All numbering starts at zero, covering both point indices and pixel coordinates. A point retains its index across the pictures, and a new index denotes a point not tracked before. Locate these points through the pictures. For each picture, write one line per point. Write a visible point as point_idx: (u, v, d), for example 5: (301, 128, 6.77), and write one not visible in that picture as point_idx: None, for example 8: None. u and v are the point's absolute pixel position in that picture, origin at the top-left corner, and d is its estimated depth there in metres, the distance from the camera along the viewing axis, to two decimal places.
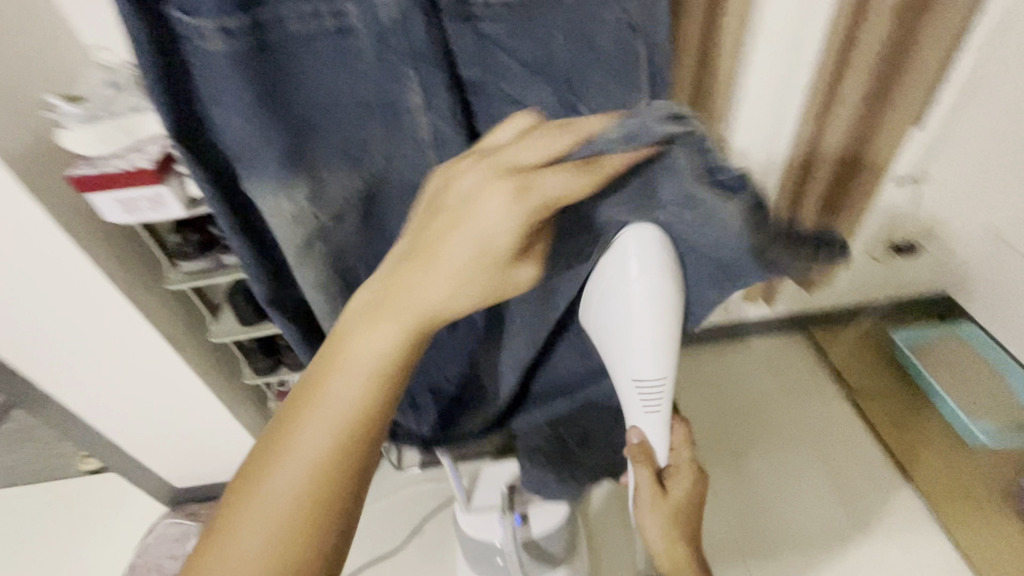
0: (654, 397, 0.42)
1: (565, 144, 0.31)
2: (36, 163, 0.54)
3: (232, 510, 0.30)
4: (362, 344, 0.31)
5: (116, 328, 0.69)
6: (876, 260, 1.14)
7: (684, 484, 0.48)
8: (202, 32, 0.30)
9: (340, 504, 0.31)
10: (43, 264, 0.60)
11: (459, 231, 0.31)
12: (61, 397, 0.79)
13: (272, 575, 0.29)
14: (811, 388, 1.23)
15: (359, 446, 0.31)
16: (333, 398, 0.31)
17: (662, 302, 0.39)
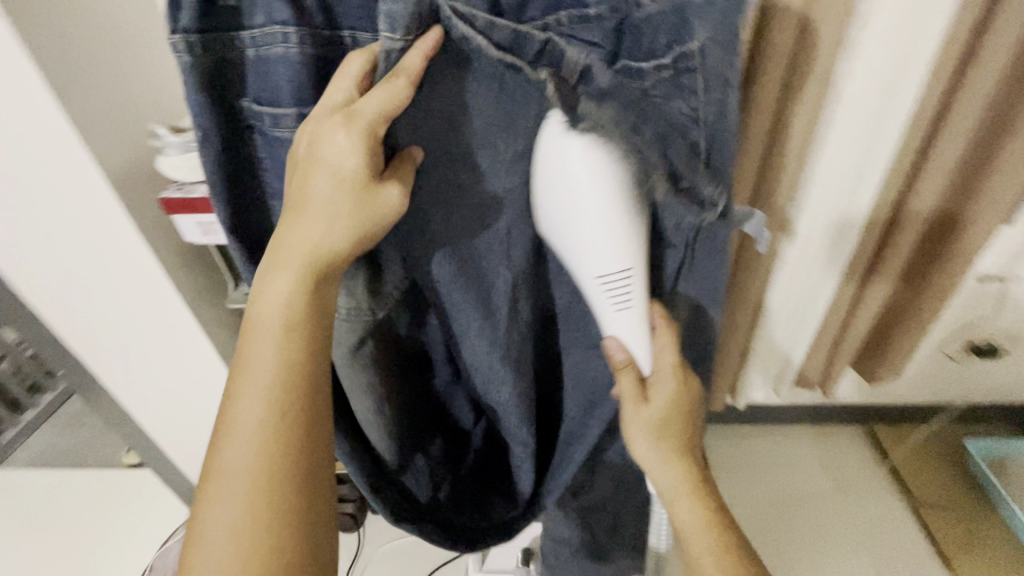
0: (621, 291, 0.43)
1: (400, 90, 0.37)
2: (132, 181, 0.60)
3: (217, 456, 0.39)
4: (267, 296, 0.40)
5: (180, 338, 0.74)
6: (951, 358, 1.05)
7: (665, 390, 0.50)
8: (278, 120, 0.41)
9: (292, 426, 0.40)
10: (127, 274, 0.65)
11: (320, 167, 0.39)
12: (119, 395, 0.84)
13: (255, 488, 0.38)
14: (864, 487, 1.14)
15: (298, 397, 0.40)
16: (257, 364, 0.40)
17: (611, 194, 0.39)
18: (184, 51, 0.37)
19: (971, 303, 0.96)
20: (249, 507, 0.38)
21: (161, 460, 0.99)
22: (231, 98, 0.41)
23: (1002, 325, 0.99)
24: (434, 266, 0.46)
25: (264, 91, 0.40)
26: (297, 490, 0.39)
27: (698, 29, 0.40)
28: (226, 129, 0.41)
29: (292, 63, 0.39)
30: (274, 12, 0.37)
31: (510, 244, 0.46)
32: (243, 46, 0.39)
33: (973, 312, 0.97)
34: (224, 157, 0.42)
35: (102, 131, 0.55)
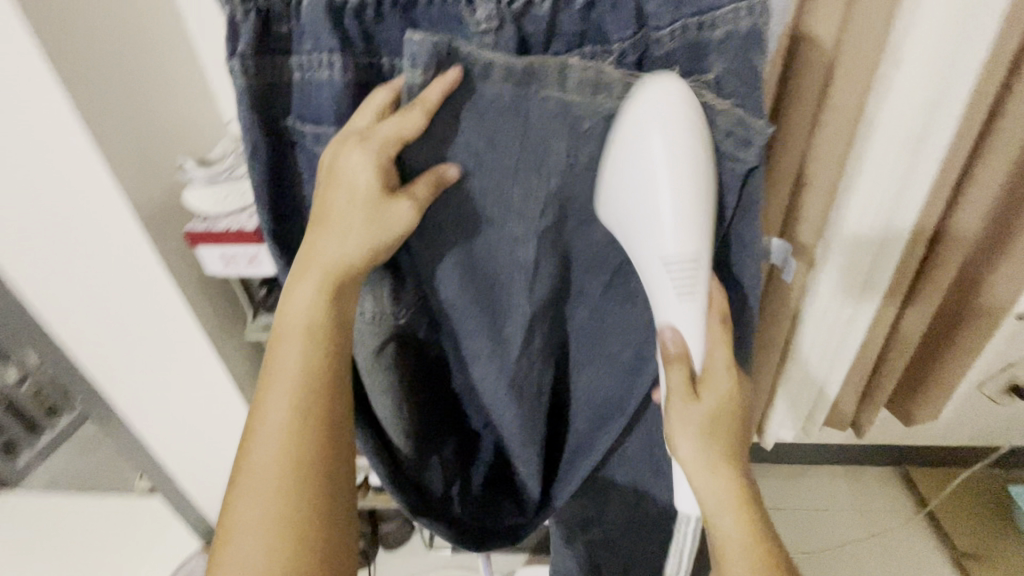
0: (686, 279, 0.39)
1: (413, 121, 0.36)
2: (158, 210, 0.60)
3: (239, 465, 0.39)
4: (296, 300, 0.40)
5: (198, 368, 0.73)
6: (991, 398, 1.00)
7: (720, 388, 0.42)
8: (321, 140, 0.41)
9: (319, 436, 0.39)
10: (150, 304, 0.65)
11: (337, 188, 0.38)
12: (136, 424, 0.84)
13: (280, 499, 0.37)
14: (901, 535, 1.07)
15: (322, 401, 0.40)
16: (283, 366, 0.40)
17: (689, 165, 0.36)
18: (239, 74, 0.37)
19: (1012, 341, 0.91)
20: (273, 510, 0.37)
21: (173, 488, 0.98)
22: (279, 119, 0.40)
23: None
24: (439, 272, 0.43)
25: (310, 112, 0.40)
26: (320, 497, 0.38)
27: (714, 62, 0.38)
28: (272, 149, 0.41)
29: (337, 88, 0.38)
30: (321, 38, 0.37)
31: (526, 262, 0.42)
32: (291, 69, 0.38)
33: (1014, 351, 0.93)
34: (270, 176, 0.41)
35: (131, 161, 0.56)
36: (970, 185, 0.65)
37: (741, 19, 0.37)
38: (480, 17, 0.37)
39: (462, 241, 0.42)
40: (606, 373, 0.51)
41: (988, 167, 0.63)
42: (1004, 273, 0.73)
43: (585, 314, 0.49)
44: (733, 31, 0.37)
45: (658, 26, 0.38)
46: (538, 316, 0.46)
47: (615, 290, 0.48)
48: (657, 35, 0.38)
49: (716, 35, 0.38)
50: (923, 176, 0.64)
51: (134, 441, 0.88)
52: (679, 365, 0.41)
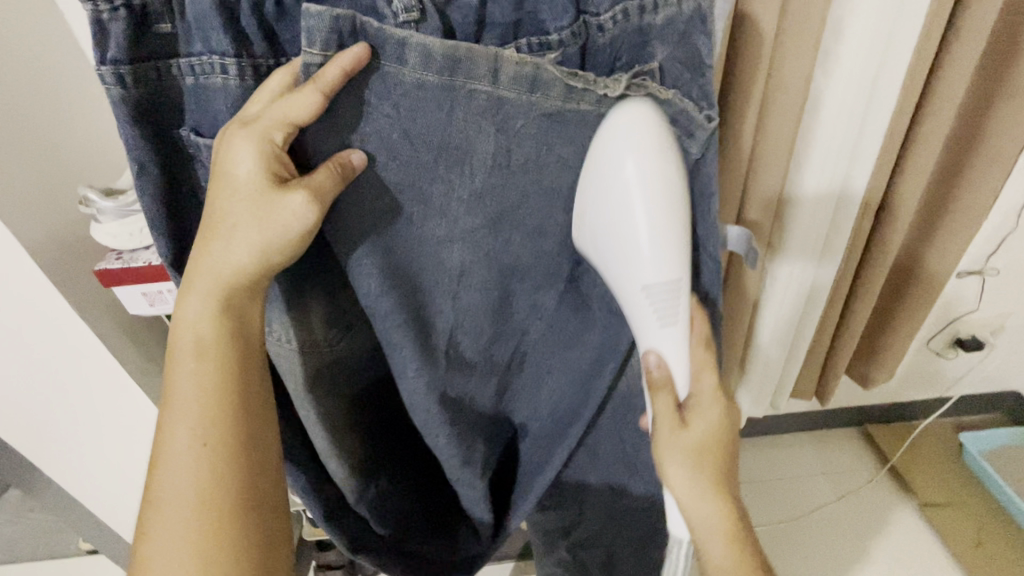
0: (667, 306, 0.38)
1: (307, 104, 0.31)
2: (63, 252, 0.53)
3: (151, 509, 0.35)
4: (190, 310, 0.36)
5: (131, 415, 0.66)
6: (937, 353, 1.05)
7: (708, 416, 0.42)
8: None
9: (234, 463, 0.36)
10: (65, 353, 0.58)
11: (224, 183, 0.35)
12: (66, 481, 0.75)
13: (197, 538, 0.34)
14: (868, 490, 1.12)
15: (227, 423, 0.36)
16: (179, 390, 0.36)
17: (662, 191, 0.35)
18: (115, 84, 0.32)
19: (953, 297, 0.96)
20: (188, 547, 0.34)
21: (124, 546, 0.89)
22: (169, 128, 0.35)
23: (984, 316, 0.99)
24: (354, 271, 0.38)
25: (207, 121, 0.35)
26: (242, 523, 0.35)
27: (658, 50, 0.36)
28: (167, 166, 0.36)
29: (233, 97, 0.34)
30: (211, 40, 0.32)
31: (453, 268, 0.40)
32: (181, 74, 0.33)
33: (955, 307, 0.97)
34: (165, 194, 0.37)
35: (26, 201, 0.49)
36: (910, 154, 0.67)
37: (684, 1, 0.35)
38: (398, 7, 0.32)
39: (376, 238, 0.37)
40: (562, 379, 0.48)
41: (927, 136, 0.64)
42: (947, 233, 0.76)
43: (534, 328, 0.45)
44: (674, 16, 0.35)
45: (598, 12, 0.35)
46: (467, 325, 0.43)
47: (566, 300, 0.45)
48: (599, 22, 0.35)
49: (658, 20, 0.35)
50: (868, 151, 0.64)
51: (71, 502, 0.79)
52: (666, 391, 0.40)
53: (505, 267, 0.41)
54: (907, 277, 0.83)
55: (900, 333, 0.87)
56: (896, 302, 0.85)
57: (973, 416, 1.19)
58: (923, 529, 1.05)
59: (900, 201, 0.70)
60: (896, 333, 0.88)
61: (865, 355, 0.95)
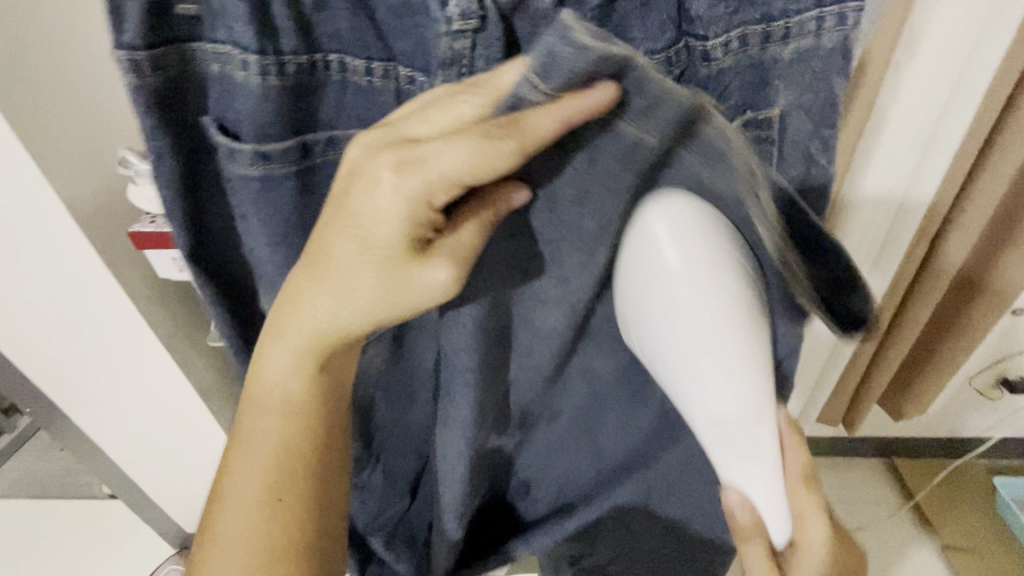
0: (744, 442, 0.34)
1: (502, 157, 0.26)
2: (104, 216, 0.54)
3: (228, 475, 0.40)
4: (286, 338, 0.35)
5: (156, 374, 0.68)
6: (980, 392, 1.00)
7: (813, 563, 0.38)
8: (234, 154, 0.33)
9: (313, 468, 0.40)
10: (98, 311, 0.60)
11: (348, 219, 0.31)
12: (93, 429, 0.79)
13: (262, 527, 0.38)
14: (886, 524, 1.08)
15: (308, 436, 0.39)
16: (264, 394, 0.38)
17: (723, 305, 0.30)
18: (129, 70, 0.30)
19: (1005, 336, 0.90)
20: (249, 531, 0.38)
21: (142, 495, 0.94)
22: (188, 114, 0.34)
23: None
24: (451, 317, 0.35)
25: (229, 115, 0.33)
26: (302, 521, 0.39)
27: (780, 94, 0.34)
28: (184, 157, 0.35)
29: (251, 94, 0.31)
30: (234, 28, 0.30)
31: (547, 328, 0.36)
32: (206, 61, 0.32)
33: (1006, 347, 0.91)
34: (184, 179, 0.36)
35: (72, 163, 0.49)
36: (977, 182, 0.62)
37: (825, 32, 0.32)
38: (453, 11, 0.29)
39: (495, 288, 0.34)
40: (580, 450, 0.50)
41: (1000, 166, 0.60)
42: (1010, 268, 0.71)
43: (577, 397, 0.45)
44: (809, 49, 0.32)
45: (707, 35, 0.32)
46: (522, 382, 0.41)
47: (626, 378, 0.44)
48: (705, 47, 0.32)
49: (785, 53, 0.32)
50: (927, 181, 0.60)
51: (95, 450, 0.83)
52: (760, 538, 0.36)
53: (579, 336, 0.40)
54: (956, 312, 0.78)
55: (940, 368, 0.83)
56: (942, 334, 0.81)
57: (1009, 459, 1.13)
58: (941, 571, 1.01)
59: (961, 228, 0.66)
60: (936, 367, 0.84)
61: (901, 387, 0.91)
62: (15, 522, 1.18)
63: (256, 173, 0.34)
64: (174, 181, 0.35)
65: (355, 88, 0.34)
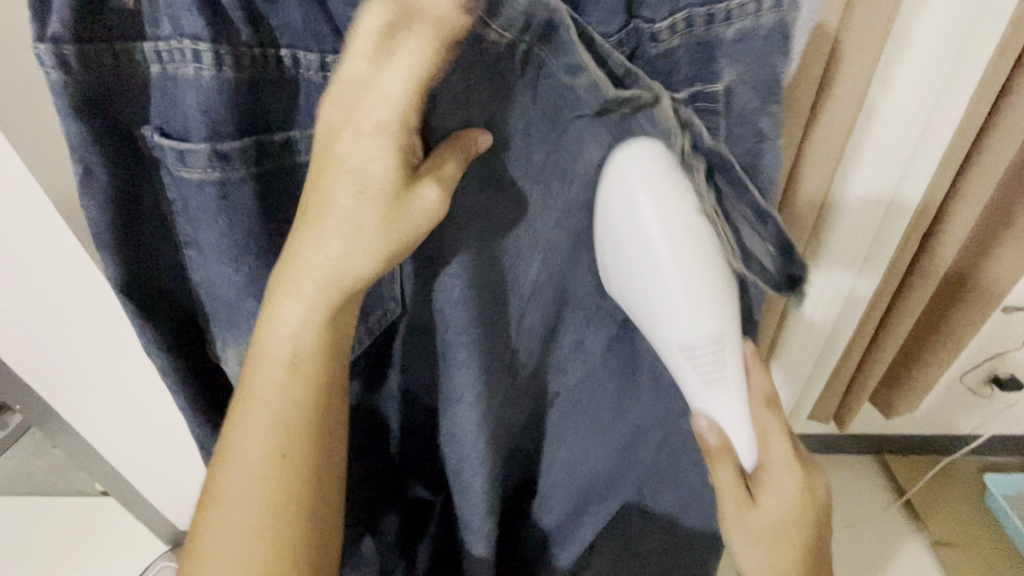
0: (711, 366, 0.36)
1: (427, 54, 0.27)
2: None
3: (211, 497, 0.35)
4: (280, 312, 0.33)
5: (145, 371, 0.68)
6: (970, 389, 1.00)
7: (780, 491, 0.40)
8: (186, 158, 0.30)
9: (314, 474, 0.35)
10: (86, 307, 0.59)
11: (332, 168, 0.30)
12: (83, 425, 0.79)
13: (259, 545, 0.34)
14: (877, 521, 1.08)
15: (309, 435, 0.35)
16: (261, 399, 0.34)
17: (690, 239, 0.33)
18: (56, 68, 0.28)
19: (996, 334, 0.90)
20: (246, 554, 0.34)
21: (132, 491, 0.93)
22: (125, 127, 0.32)
23: None
24: (441, 276, 0.35)
25: (172, 121, 0.30)
26: (307, 530, 0.35)
27: (725, 68, 0.34)
28: (120, 170, 0.33)
29: (204, 91, 0.28)
30: (181, 20, 0.27)
31: (534, 284, 0.38)
32: (144, 63, 0.29)
33: (997, 344, 0.92)
34: (117, 196, 0.34)
35: None
36: (968, 179, 0.62)
37: (764, 12, 0.32)
38: None
39: (475, 242, 0.34)
40: (591, 442, 0.49)
41: (989, 163, 0.60)
42: (999, 265, 0.71)
43: (574, 369, 0.45)
44: (749, 29, 0.33)
45: (652, 18, 0.33)
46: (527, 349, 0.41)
47: (615, 350, 0.44)
48: (652, 30, 0.34)
49: (729, 32, 0.33)
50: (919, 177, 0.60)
51: (85, 446, 0.83)
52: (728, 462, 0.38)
53: (561, 297, 0.41)
54: (945, 309, 0.78)
55: (929, 365, 0.84)
56: (932, 331, 0.81)
57: (1000, 456, 1.14)
58: (930, 566, 1.02)
59: (950, 225, 0.66)
60: (927, 364, 0.84)
61: (891, 384, 0.91)
62: (7, 517, 1.18)
63: (213, 180, 0.30)
64: (106, 198, 0.33)
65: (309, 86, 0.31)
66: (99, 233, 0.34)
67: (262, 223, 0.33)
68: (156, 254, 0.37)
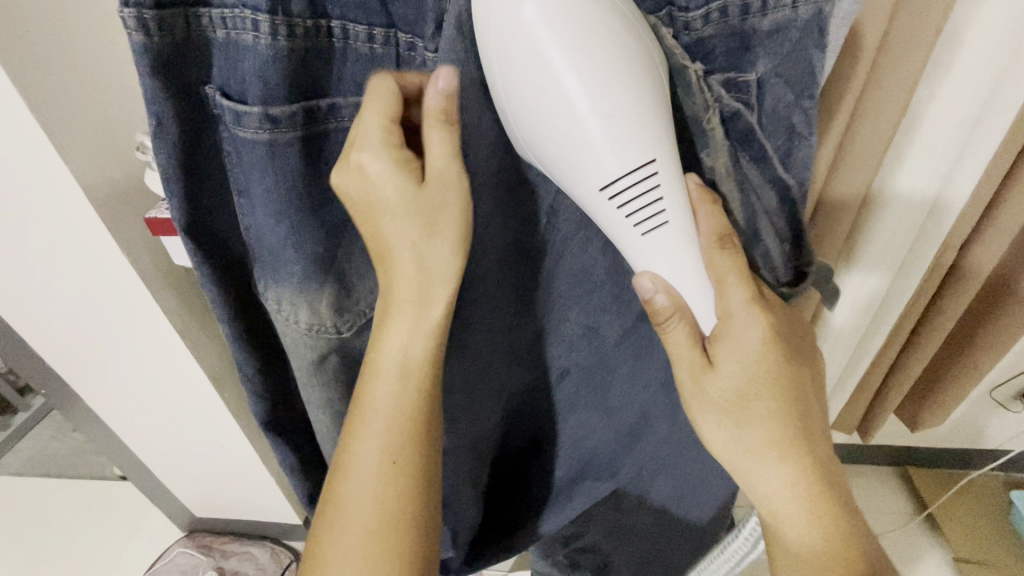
0: (642, 204, 0.32)
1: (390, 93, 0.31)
2: (120, 202, 0.53)
3: (332, 512, 0.37)
4: (393, 330, 0.35)
5: (170, 361, 0.68)
6: (1000, 404, 0.97)
7: (743, 345, 0.36)
8: (242, 118, 0.32)
9: (419, 483, 0.37)
10: (114, 296, 0.60)
11: (373, 201, 0.32)
12: (107, 411, 0.80)
13: (378, 555, 0.36)
14: (895, 534, 1.06)
15: (415, 447, 0.37)
16: (376, 410, 0.36)
17: (590, 57, 0.29)
18: (138, 31, 0.29)
19: None
20: (365, 565, 0.36)
21: (151, 476, 0.94)
22: (194, 86, 0.32)
23: None
24: (476, 278, 0.37)
25: (234, 84, 0.32)
26: (416, 537, 0.37)
27: (760, 59, 0.35)
28: (188, 125, 0.33)
29: (264, 57, 0.30)
30: None
31: (537, 251, 0.38)
32: (211, 27, 0.31)
33: None
34: (186, 152, 0.34)
35: (93, 148, 0.48)
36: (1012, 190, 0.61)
37: (801, 5, 0.33)
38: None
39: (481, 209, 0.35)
40: (598, 422, 0.48)
41: None
42: None
43: (580, 352, 0.43)
44: (786, 21, 0.33)
45: (687, 7, 0.34)
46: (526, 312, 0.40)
47: (629, 337, 0.43)
48: (687, 17, 0.34)
49: (765, 25, 0.33)
50: (960, 187, 0.58)
51: (107, 431, 0.84)
52: (680, 321, 0.35)
53: (558, 272, 0.39)
54: (981, 320, 0.76)
55: (960, 377, 0.81)
56: (965, 342, 0.79)
57: None
58: None
59: (993, 234, 0.64)
60: (958, 376, 0.81)
61: (919, 395, 0.89)
62: (27, 497, 1.20)
63: (264, 139, 0.32)
64: (177, 150, 0.33)
65: (357, 56, 0.33)
66: (170, 190, 0.35)
67: (308, 191, 0.35)
68: (218, 211, 0.38)
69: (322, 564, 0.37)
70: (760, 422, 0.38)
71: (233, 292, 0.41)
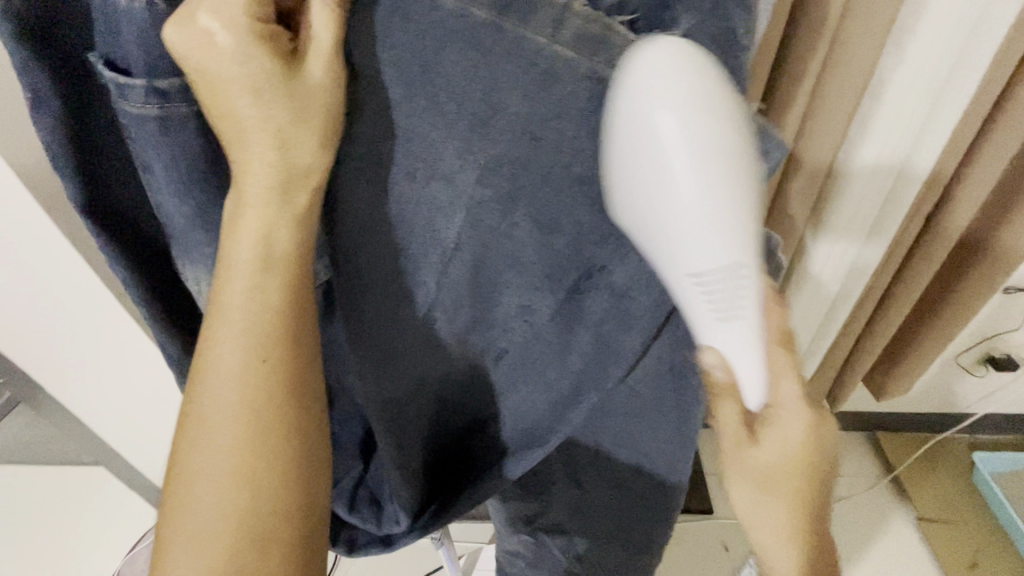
0: (726, 296, 0.34)
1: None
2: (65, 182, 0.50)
3: (190, 419, 0.34)
4: (247, 220, 0.31)
5: (130, 345, 0.66)
6: (965, 368, 1.00)
7: (788, 431, 0.39)
8: (125, 92, 0.29)
9: (291, 392, 0.34)
10: (65, 283, 0.57)
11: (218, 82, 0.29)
12: (70, 400, 0.77)
13: (243, 462, 0.33)
14: (863, 496, 1.10)
15: (286, 347, 0.33)
16: (234, 305, 0.33)
17: (716, 173, 0.31)
18: None
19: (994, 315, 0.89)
20: (231, 470, 0.33)
21: (125, 463, 0.93)
22: (76, 58, 0.30)
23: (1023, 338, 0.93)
24: (377, 236, 0.34)
25: (115, 51, 0.29)
26: (292, 448, 0.34)
27: (682, 16, 0.32)
28: (74, 101, 0.31)
29: (141, 23, 0.28)
30: None
31: (440, 209, 0.33)
32: None
33: (995, 323, 0.91)
34: (73, 131, 0.31)
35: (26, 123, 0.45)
36: (975, 159, 0.61)
37: None
38: None
39: (370, 191, 0.33)
40: (535, 398, 0.40)
41: (1001, 134, 0.57)
42: (1003, 244, 0.69)
43: (515, 336, 0.37)
44: None
45: None
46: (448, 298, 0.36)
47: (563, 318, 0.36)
48: None
49: None
50: (923, 153, 0.58)
51: (74, 421, 0.82)
52: (732, 401, 0.37)
53: (484, 259, 0.34)
54: (946, 288, 0.77)
55: (924, 345, 0.83)
56: (929, 310, 0.80)
57: (989, 436, 1.14)
58: (914, 539, 1.04)
59: (956, 202, 0.64)
60: (922, 344, 0.83)
61: (885, 364, 0.91)
62: None
63: (154, 113, 0.29)
64: (62, 128, 0.31)
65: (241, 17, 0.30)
66: (59, 170, 0.32)
67: (210, 170, 0.32)
68: (122, 199, 0.35)
69: (179, 468, 0.33)
70: (780, 496, 0.40)
71: (150, 289, 0.38)
